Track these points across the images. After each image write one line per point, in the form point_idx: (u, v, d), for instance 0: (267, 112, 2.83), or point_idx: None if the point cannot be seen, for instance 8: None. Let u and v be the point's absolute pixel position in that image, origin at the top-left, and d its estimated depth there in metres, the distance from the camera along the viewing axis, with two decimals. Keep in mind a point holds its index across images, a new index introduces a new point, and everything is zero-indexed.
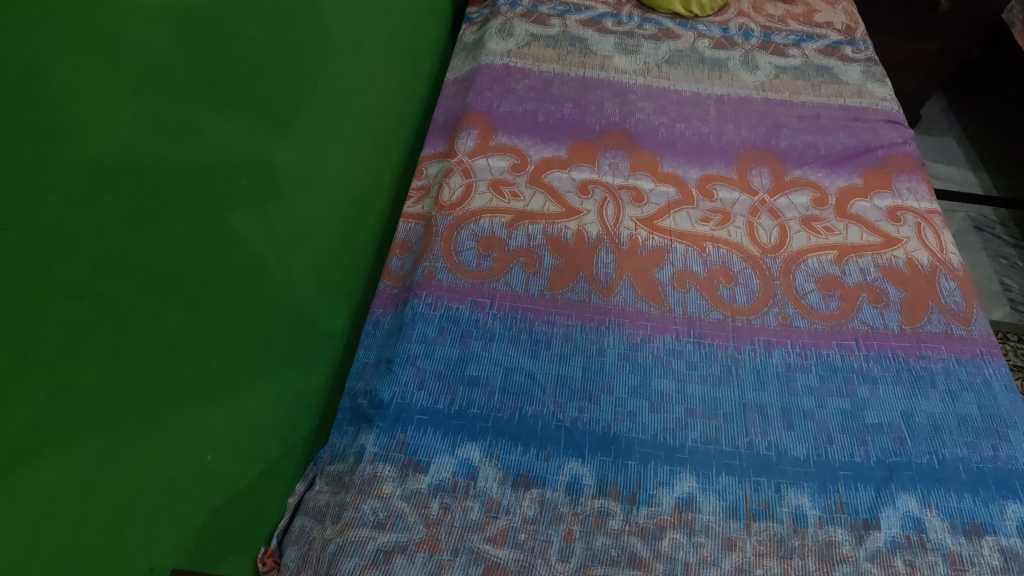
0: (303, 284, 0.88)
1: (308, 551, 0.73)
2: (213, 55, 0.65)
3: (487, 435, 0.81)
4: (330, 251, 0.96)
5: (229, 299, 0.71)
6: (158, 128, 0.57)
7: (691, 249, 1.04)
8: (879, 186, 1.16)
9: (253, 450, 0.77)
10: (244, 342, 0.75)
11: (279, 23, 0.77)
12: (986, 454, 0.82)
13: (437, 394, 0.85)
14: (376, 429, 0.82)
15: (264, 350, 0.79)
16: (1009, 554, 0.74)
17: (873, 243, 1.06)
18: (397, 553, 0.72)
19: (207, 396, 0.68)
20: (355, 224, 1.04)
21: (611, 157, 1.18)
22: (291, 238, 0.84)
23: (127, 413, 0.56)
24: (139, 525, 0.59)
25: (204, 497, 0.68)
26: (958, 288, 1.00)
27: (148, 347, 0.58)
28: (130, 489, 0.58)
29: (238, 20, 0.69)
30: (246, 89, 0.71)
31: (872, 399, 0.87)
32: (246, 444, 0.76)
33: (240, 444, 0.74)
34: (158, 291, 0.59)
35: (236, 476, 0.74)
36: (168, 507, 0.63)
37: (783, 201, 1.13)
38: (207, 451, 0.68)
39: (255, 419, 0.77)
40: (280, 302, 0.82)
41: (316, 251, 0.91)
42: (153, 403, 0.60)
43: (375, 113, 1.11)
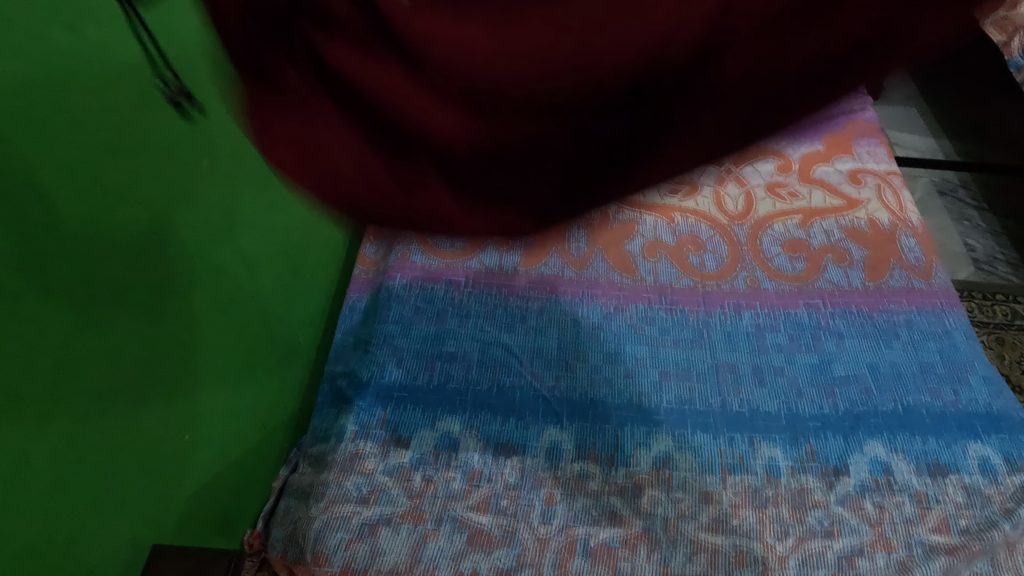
0: (272, 270, 0.86)
1: (294, 530, 0.74)
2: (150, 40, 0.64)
3: (466, 409, 0.83)
4: (306, 233, 0.96)
5: (197, 279, 0.71)
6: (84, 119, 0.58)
7: (660, 220, 1.06)
8: (840, 150, 1.19)
9: (229, 431, 0.77)
10: (218, 322, 0.75)
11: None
12: (949, 398, 0.85)
13: (415, 371, 0.86)
14: (356, 408, 0.83)
15: (240, 331, 0.79)
16: (972, 491, 0.77)
17: (835, 206, 1.09)
18: (381, 525, 0.73)
19: (172, 377, 0.67)
20: (329, 207, 1.04)
21: None
22: (260, 217, 0.83)
23: (78, 396, 0.56)
24: (114, 506, 0.60)
25: (176, 478, 0.68)
26: (918, 244, 1.03)
27: (96, 328, 0.58)
28: (95, 468, 0.58)
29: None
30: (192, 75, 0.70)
31: (839, 352, 0.90)
32: (220, 425, 0.75)
33: (215, 424, 0.74)
34: (108, 271, 0.59)
35: (212, 457, 0.74)
36: (137, 488, 0.62)
37: (748, 169, 1.15)
38: (178, 431, 0.68)
39: (229, 402, 0.77)
40: (250, 284, 0.81)
41: (290, 232, 0.91)
42: (109, 383, 0.59)
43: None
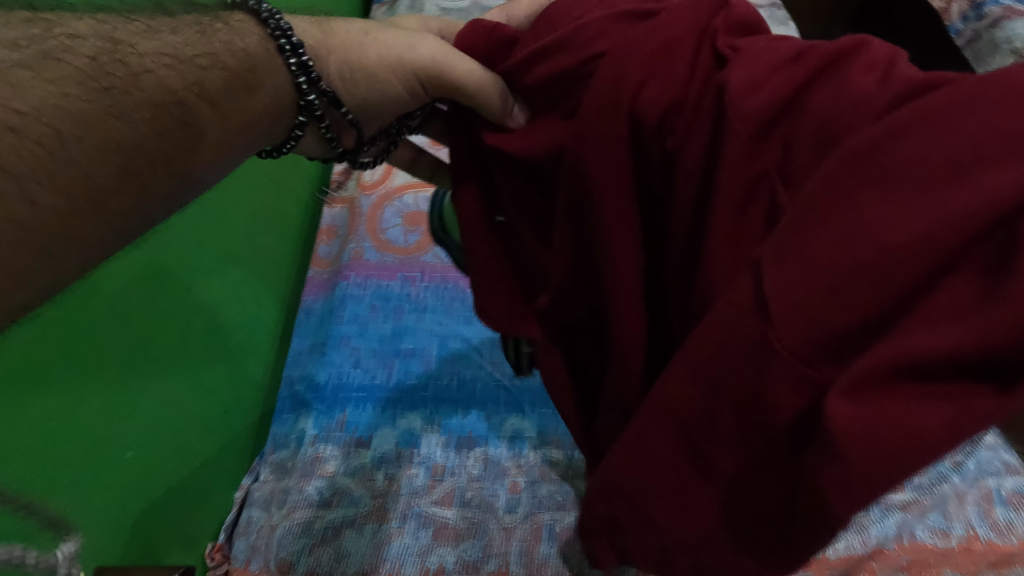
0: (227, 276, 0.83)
1: (257, 539, 0.73)
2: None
3: (426, 404, 0.82)
4: (257, 235, 0.92)
5: (144, 288, 0.66)
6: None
7: None
8: None
9: (181, 446, 0.73)
10: (166, 332, 0.70)
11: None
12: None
13: (373, 370, 0.85)
14: (315, 412, 0.82)
15: (188, 340, 0.75)
16: None
17: None
18: (344, 528, 0.72)
19: (127, 392, 0.64)
20: (281, 207, 1.00)
21: None
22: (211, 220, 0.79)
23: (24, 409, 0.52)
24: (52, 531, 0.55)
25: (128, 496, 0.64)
26: None
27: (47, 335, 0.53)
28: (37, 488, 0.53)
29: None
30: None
31: None
32: (173, 439, 0.72)
33: (167, 438, 0.71)
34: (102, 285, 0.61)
35: (166, 472, 0.70)
36: (90, 508, 0.59)
37: None
38: (130, 447, 0.64)
39: (181, 416, 0.73)
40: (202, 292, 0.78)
41: (243, 236, 0.87)
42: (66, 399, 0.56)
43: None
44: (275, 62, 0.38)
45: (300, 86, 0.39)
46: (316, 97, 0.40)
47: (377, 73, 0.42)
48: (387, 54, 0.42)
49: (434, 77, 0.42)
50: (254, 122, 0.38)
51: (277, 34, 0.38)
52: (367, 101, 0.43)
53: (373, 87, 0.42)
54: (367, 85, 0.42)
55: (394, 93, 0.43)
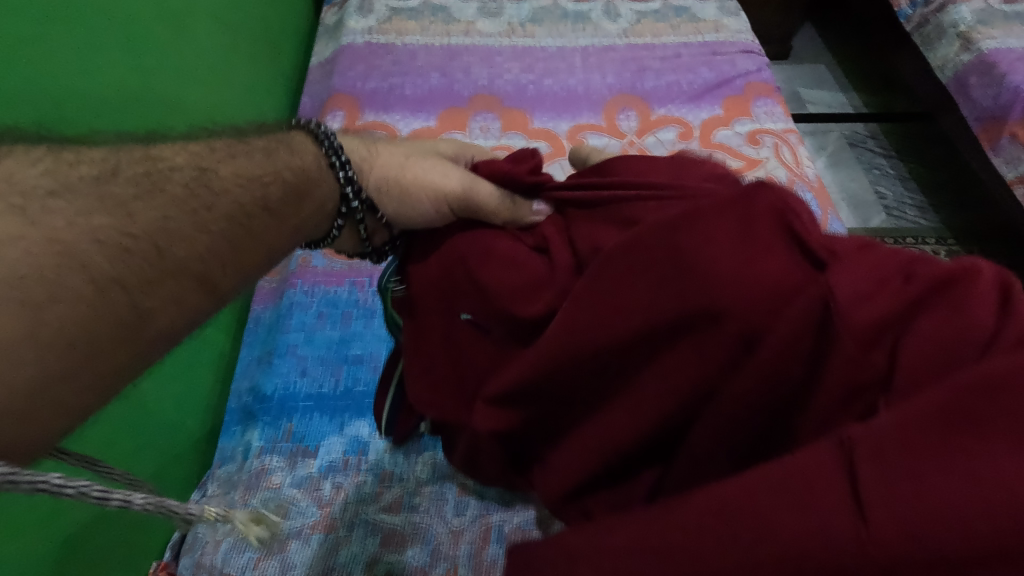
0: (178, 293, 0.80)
1: (201, 556, 0.72)
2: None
3: (375, 410, 0.81)
4: None
5: None
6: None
7: None
8: (738, 113, 1.21)
9: (117, 465, 0.70)
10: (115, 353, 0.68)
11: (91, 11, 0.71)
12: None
13: (321, 377, 0.84)
14: (261, 423, 0.80)
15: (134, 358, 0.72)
16: None
17: (736, 167, 1.11)
18: (290, 539, 0.71)
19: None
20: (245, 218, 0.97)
21: (481, 120, 1.19)
22: None
23: None
24: None
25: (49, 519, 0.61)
26: (814, 199, 1.06)
27: None
28: None
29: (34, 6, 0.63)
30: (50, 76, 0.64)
31: None
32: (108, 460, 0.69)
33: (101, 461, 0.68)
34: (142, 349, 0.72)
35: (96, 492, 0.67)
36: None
37: (650, 139, 1.16)
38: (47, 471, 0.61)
39: (116, 438, 0.70)
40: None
41: None
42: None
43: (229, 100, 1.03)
44: (326, 174, 0.46)
45: (344, 189, 0.46)
46: (356, 198, 0.47)
47: (413, 197, 0.47)
48: (421, 179, 0.47)
49: (464, 203, 0.47)
50: (304, 220, 0.44)
51: (329, 153, 0.46)
52: (397, 213, 0.48)
53: (408, 205, 0.48)
54: (401, 204, 0.48)
55: (428, 213, 0.48)
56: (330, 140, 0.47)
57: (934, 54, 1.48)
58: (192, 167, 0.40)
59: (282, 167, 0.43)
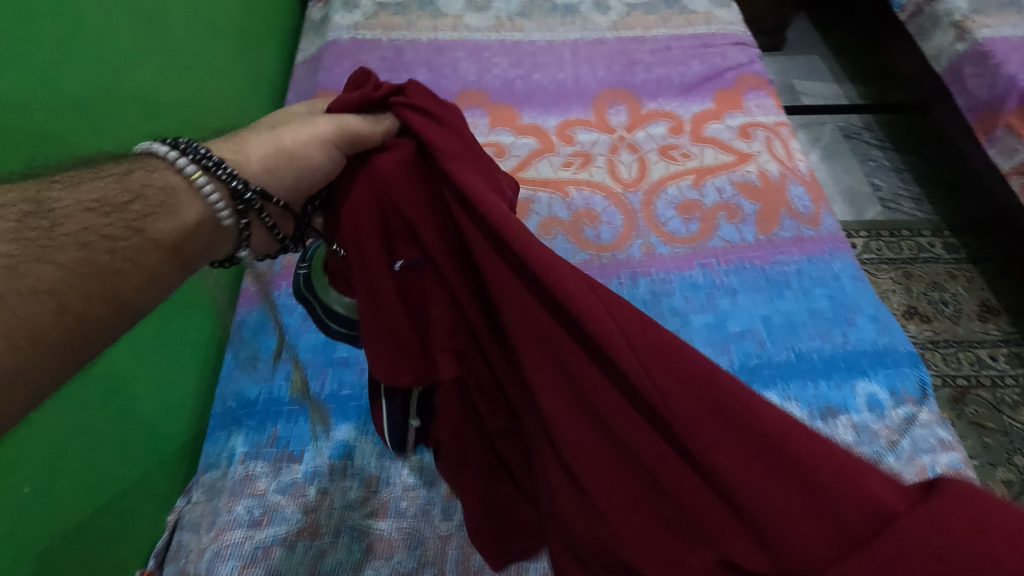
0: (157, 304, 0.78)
1: (186, 565, 0.71)
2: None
3: (360, 414, 0.80)
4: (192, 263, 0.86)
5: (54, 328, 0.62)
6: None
7: (554, 196, 1.05)
8: (729, 106, 1.19)
9: (98, 475, 0.69)
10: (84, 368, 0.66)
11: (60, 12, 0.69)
12: (836, 336, 0.88)
13: (306, 381, 0.83)
14: (245, 428, 0.79)
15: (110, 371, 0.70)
16: (860, 428, 0.80)
17: (727, 161, 1.10)
18: (275, 546, 0.70)
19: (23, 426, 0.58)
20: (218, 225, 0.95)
21: (470, 116, 1.17)
22: None
23: None
24: None
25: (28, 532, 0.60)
26: (806, 192, 1.05)
27: None
28: None
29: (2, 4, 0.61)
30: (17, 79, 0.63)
31: (734, 308, 0.91)
32: (89, 470, 0.67)
33: (81, 472, 0.66)
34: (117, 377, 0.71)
35: (77, 503, 0.66)
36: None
37: (640, 134, 1.15)
38: (24, 483, 0.59)
39: (98, 448, 0.68)
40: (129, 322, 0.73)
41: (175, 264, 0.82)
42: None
43: (207, 101, 1.02)
44: (193, 197, 0.46)
45: (235, 187, 0.46)
46: (251, 193, 0.47)
47: (303, 156, 0.50)
48: (300, 137, 0.50)
49: (344, 137, 0.51)
50: (183, 240, 0.45)
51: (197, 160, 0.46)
52: (297, 181, 0.51)
53: (303, 165, 0.50)
54: (300, 173, 0.50)
55: (320, 164, 0.51)
56: (187, 147, 0.46)
57: (928, 44, 1.46)
58: (82, 208, 0.42)
59: (153, 189, 0.45)
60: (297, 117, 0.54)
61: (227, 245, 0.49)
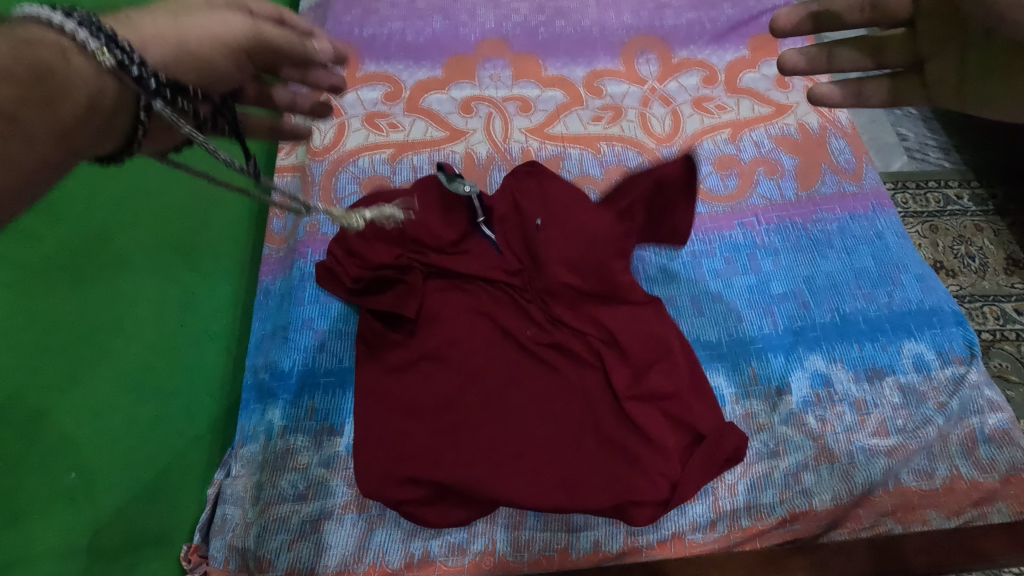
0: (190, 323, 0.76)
1: (234, 539, 0.70)
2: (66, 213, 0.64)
3: (308, 392, 0.78)
4: None
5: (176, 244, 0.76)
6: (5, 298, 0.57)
7: (585, 152, 1.01)
8: (766, 54, 1.11)
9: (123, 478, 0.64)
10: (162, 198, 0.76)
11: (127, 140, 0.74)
12: (850, 266, 0.88)
13: (340, 352, 0.82)
14: (281, 402, 0.78)
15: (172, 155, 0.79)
16: (907, 390, 0.78)
17: (764, 114, 1.04)
18: (323, 520, 0.70)
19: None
20: None
21: (491, 68, 1.10)
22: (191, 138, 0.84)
23: None
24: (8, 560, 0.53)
25: (68, 536, 0.58)
26: (848, 145, 1.00)
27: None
28: None
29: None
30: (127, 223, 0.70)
31: (776, 269, 0.88)
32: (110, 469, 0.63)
33: (101, 435, 0.62)
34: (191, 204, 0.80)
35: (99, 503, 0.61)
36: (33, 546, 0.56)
37: (672, 84, 1.08)
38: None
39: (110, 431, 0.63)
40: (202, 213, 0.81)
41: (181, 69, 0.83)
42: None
43: None
44: (105, 79, 0.39)
45: (136, 74, 0.39)
46: (157, 81, 0.41)
47: (206, 55, 0.44)
48: (202, 31, 0.44)
49: (251, 43, 0.46)
50: (70, 132, 0.38)
51: (108, 47, 0.38)
52: (198, 76, 0.45)
53: (205, 66, 0.45)
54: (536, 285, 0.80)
55: (225, 71, 0.46)
56: (80, 15, 0.38)
57: None
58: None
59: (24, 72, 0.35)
60: (205, 20, 0.45)
61: (115, 122, 0.41)
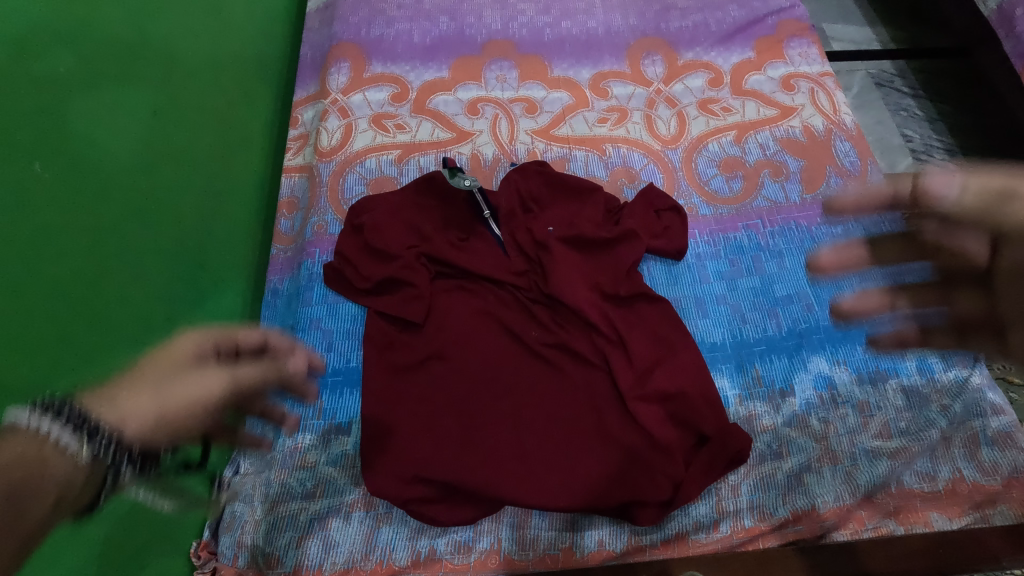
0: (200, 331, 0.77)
1: (243, 535, 0.71)
2: (104, 211, 0.62)
3: (315, 391, 0.79)
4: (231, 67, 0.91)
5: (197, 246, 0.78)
6: (27, 293, 0.52)
7: (591, 154, 1.01)
8: (771, 56, 1.12)
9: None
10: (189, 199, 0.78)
11: (167, 145, 0.74)
12: (854, 272, 0.88)
13: (348, 352, 0.82)
14: (290, 400, 0.78)
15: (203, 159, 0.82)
16: (910, 392, 0.78)
17: (770, 116, 1.04)
18: (331, 518, 0.71)
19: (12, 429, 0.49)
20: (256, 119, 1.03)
21: (497, 69, 1.10)
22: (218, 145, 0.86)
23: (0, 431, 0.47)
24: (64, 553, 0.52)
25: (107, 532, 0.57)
26: (853, 148, 1.00)
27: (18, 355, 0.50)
28: None
29: (102, 152, 0.64)
30: (159, 226, 0.71)
31: (781, 272, 0.89)
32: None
33: None
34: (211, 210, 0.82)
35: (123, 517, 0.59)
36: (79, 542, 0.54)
37: (678, 86, 1.09)
38: None
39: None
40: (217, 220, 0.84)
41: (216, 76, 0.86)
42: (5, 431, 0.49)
43: (236, 30, 0.95)
44: (81, 470, 0.40)
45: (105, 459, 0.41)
46: (126, 458, 0.42)
47: (186, 419, 0.45)
48: (183, 400, 0.45)
49: (233, 402, 0.48)
50: (57, 501, 0.39)
51: (91, 448, 0.40)
52: (171, 436, 0.45)
53: (180, 429, 0.45)
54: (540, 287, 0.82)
55: (199, 423, 0.46)
56: (67, 414, 0.40)
57: None
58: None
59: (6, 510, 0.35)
60: (189, 379, 0.46)
61: (84, 494, 0.41)
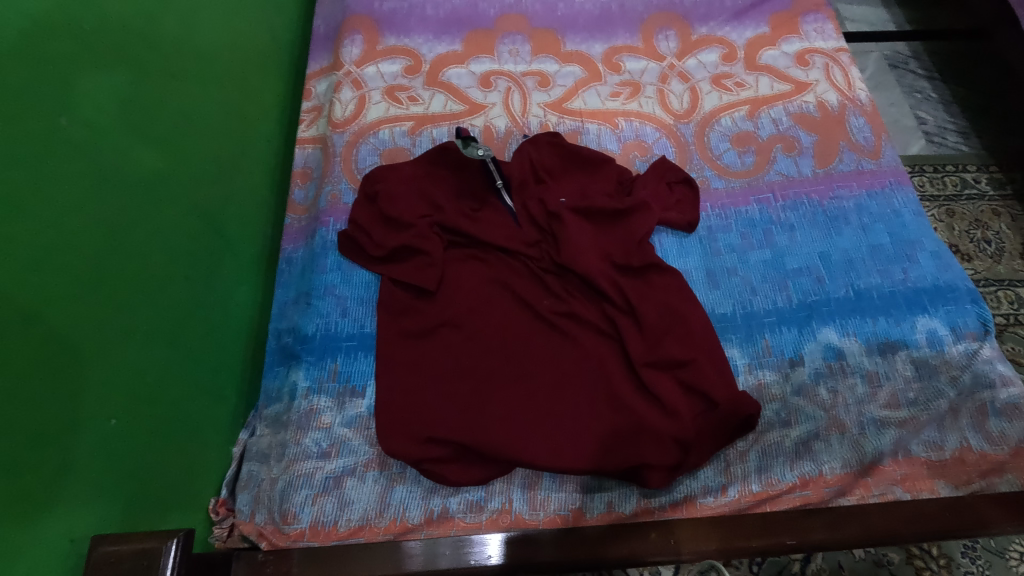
0: (212, 295, 0.81)
1: (260, 493, 0.73)
2: (110, 173, 0.67)
3: (329, 356, 0.80)
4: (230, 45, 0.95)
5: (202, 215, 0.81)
6: (44, 249, 0.58)
7: (603, 128, 1.01)
8: (785, 31, 1.11)
9: (155, 426, 0.68)
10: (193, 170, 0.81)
11: (166, 111, 0.78)
12: (869, 245, 0.88)
13: (361, 318, 0.83)
14: (305, 363, 0.79)
15: (206, 133, 0.85)
16: (920, 363, 0.79)
17: (784, 91, 1.04)
18: (346, 477, 0.73)
19: (29, 362, 0.54)
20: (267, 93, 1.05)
21: (510, 43, 1.10)
22: (220, 119, 0.89)
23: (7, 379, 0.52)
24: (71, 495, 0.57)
25: (114, 479, 0.61)
26: (867, 123, 1.00)
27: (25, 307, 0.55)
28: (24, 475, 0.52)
29: (100, 120, 0.67)
30: (163, 188, 0.75)
31: (792, 245, 0.89)
32: (148, 416, 0.67)
33: (140, 383, 0.66)
34: (215, 182, 0.85)
35: (135, 451, 0.64)
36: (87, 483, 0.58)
37: (691, 62, 1.08)
38: (43, 447, 0.54)
39: (144, 382, 0.67)
40: (223, 192, 0.87)
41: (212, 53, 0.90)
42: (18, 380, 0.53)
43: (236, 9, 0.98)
44: None
45: None
46: None
47: None
48: None
49: None
50: None
51: None
52: None
53: None
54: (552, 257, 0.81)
55: None
56: None
57: None
58: None
59: None
60: None
61: None
